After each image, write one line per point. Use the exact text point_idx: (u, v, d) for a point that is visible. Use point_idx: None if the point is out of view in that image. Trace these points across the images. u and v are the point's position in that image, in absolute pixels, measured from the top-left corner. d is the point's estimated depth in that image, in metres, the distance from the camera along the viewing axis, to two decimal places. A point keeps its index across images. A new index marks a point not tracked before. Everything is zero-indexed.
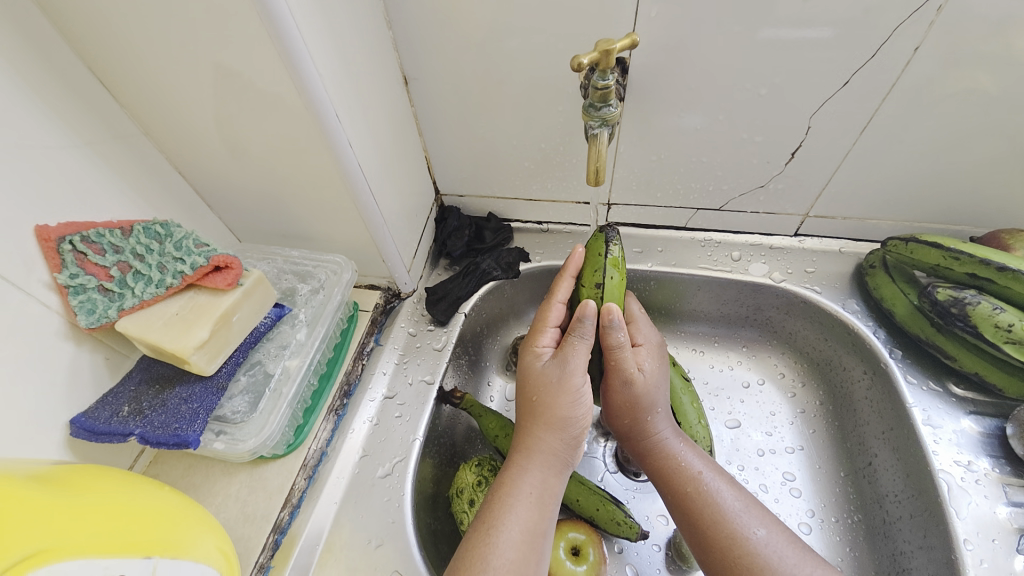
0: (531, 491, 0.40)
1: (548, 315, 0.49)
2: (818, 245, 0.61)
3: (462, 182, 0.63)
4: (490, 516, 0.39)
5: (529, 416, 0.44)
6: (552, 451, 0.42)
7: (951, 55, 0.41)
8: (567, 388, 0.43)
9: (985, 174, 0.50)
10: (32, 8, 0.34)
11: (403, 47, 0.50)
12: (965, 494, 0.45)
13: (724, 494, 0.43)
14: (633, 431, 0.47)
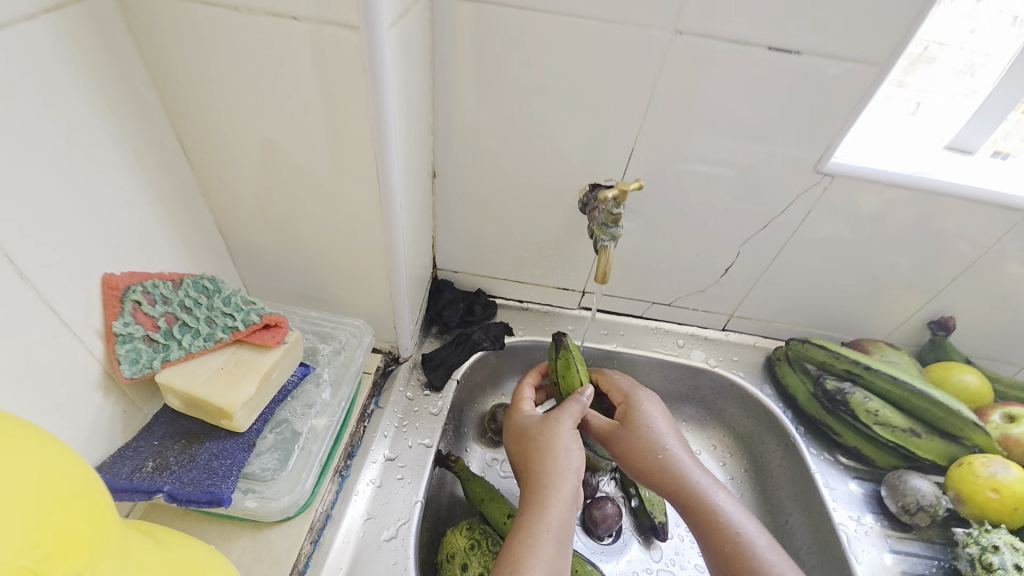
0: (549, 531, 0.44)
1: (522, 391, 0.60)
2: (740, 339, 0.77)
3: (460, 260, 0.72)
4: (512, 559, 0.43)
5: (540, 465, 0.49)
6: (564, 491, 0.47)
7: (826, 217, 0.62)
8: (567, 434, 0.51)
9: (848, 296, 0.70)
10: (151, 85, 0.38)
11: (440, 150, 0.60)
12: (859, 543, 0.59)
13: (749, 531, 0.47)
14: (661, 471, 0.51)
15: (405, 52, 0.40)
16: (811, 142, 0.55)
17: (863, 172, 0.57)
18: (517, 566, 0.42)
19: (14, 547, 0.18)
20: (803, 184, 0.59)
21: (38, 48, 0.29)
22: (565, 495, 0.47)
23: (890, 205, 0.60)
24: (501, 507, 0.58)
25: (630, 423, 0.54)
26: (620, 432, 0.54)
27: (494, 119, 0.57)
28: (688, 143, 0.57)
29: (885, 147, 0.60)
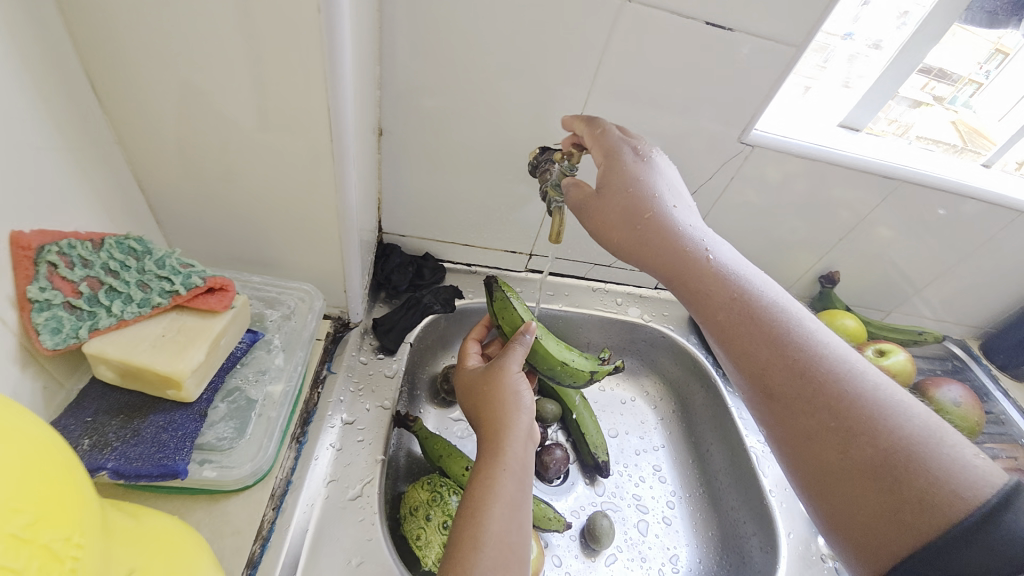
0: (507, 468, 0.46)
1: (468, 346, 0.62)
2: (670, 296, 0.84)
3: (408, 223, 0.70)
4: (475, 499, 0.44)
5: (492, 410, 0.51)
6: (517, 430, 0.49)
7: (745, 184, 0.69)
8: (511, 374, 0.53)
9: (760, 256, 0.80)
10: (51, 7, 0.33)
11: (387, 105, 0.58)
12: (766, 459, 0.69)
13: (749, 284, 0.43)
14: (645, 234, 0.46)
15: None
16: (738, 115, 0.61)
17: (778, 143, 0.64)
18: (479, 503, 0.44)
19: None
20: (728, 153, 0.65)
21: None
22: (519, 429, 0.49)
23: (795, 176, 0.68)
24: (460, 461, 0.61)
25: (607, 161, 0.48)
26: (597, 200, 0.49)
27: (445, 77, 0.56)
28: (631, 112, 0.60)
29: (794, 122, 0.68)
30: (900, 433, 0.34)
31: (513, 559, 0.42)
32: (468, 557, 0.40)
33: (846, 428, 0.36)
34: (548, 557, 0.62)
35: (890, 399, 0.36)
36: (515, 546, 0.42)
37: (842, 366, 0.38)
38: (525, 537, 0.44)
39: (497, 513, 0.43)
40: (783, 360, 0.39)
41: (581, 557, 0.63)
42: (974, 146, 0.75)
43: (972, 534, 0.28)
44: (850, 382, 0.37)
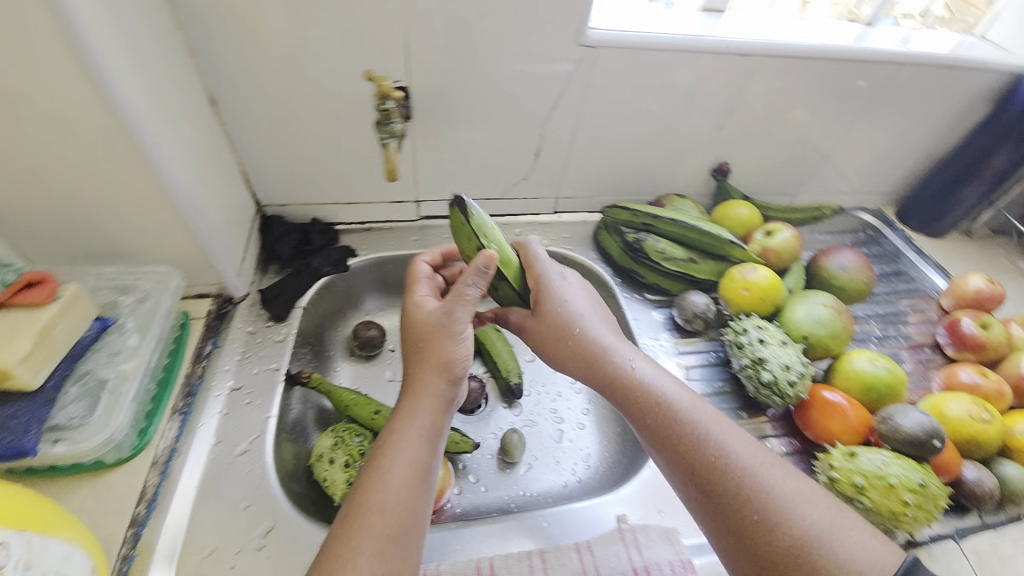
0: (418, 430, 0.45)
1: (418, 269, 0.57)
2: (572, 218, 0.84)
3: (282, 192, 0.70)
4: (376, 467, 0.43)
5: (417, 366, 0.49)
6: (438, 391, 0.48)
7: (608, 88, 0.66)
8: (450, 330, 0.49)
9: (650, 162, 0.79)
10: None
11: (206, 71, 0.56)
12: (655, 352, 0.70)
13: (691, 404, 0.47)
14: (580, 351, 0.52)
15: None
16: (569, 14, 0.58)
17: (622, 40, 0.61)
18: (377, 472, 0.43)
19: None
20: (575, 59, 0.62)
21: None
22: (438, 397, 0.48)
23: (656, 70, 0.66)
24: (367, 406, 0.64)
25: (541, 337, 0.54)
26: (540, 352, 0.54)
27: (254, 29, 0.54)
28: (460, 32, 0.57)
29: (641, 16, 0.65)
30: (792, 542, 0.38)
31: (408, 531, 0.41)
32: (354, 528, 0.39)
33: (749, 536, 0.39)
34: (466, 476, 0.67)
35: (812, 523, 0.39)
36: (409, 516, 0.41)
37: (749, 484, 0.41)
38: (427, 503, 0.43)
39: (393, 488, 0.42)
40: (726, 487, 0.42)
41: (497, 471, 0.68)
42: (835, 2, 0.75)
43: None
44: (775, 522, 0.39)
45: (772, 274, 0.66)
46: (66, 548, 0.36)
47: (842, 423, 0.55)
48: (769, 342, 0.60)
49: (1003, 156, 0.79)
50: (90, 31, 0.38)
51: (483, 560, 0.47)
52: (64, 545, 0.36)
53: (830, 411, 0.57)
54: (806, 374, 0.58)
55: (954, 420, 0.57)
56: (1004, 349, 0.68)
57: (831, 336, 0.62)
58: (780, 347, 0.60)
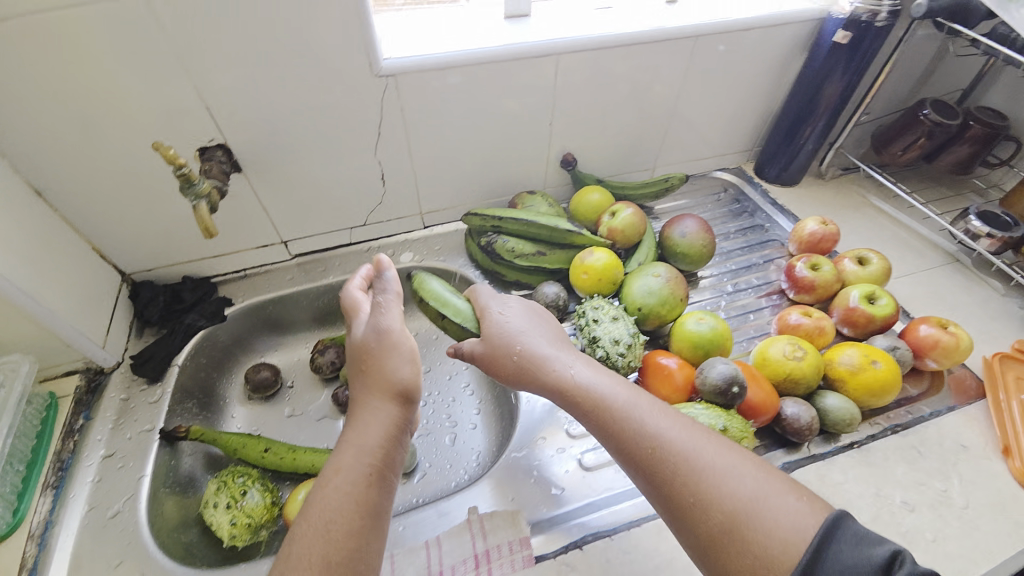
0: (371, 454, 0.45)
1: (352, 283, 0.59)
2: (442, 229, 0.88)
3: (145, 259, 0.73)
4: (320, 497, 0.43)
5: (366, 391, 0.50)
6: (386, 414, 0.48)
7: (423, 108, 0.71)
8: (388, 348, 0.51)
9: (498, 164, 0.83)
10: None
11: (23, 167, 0.58)
12: None
13: (622, 392, 0.48)
14: (525, 366, 0.53)
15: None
16: (356, 51, 0.62)
17: (413, 64, 0.65)
18: (315, 512, 0.42)
19: None
20: (377, 88, 0.66)
21: None
22: (382, 423, 0.48)
23: (462, 82, 0.70)
24: (256, 446, 0.68)
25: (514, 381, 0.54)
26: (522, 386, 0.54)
27: (54, 121, 0.57)
28: (256, 84, 0.61)
29: (435, 37, 0.69)
30: (725, 505, 0.38)
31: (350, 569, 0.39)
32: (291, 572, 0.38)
33: (690, 504, 0.40)
34: None
35: (744, 497, 0.38)
36: (350, 555, 0.40)
37: (683, 454, 0.42)
38: (377, 539, 0.42)
39: (333, 527, 0.41)
40: (664, 462, 0.42)
41: None
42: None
43: None
44: (710, 488, 0.39)
45: (609, 255, 0.70)
46: None
47: (668, 384, 0.60)
48: (603, 320, 0.64)
49: (834, 86, 0.81)
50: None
51: None
52: None
53: (659, 374, 0.62)
54: (635, 345, 0.62)
55: (774, 363, 0.62)
56: (836, 285, 0.73)
57: (662, 305, 0.66)
58: (613, 323, 0.64)
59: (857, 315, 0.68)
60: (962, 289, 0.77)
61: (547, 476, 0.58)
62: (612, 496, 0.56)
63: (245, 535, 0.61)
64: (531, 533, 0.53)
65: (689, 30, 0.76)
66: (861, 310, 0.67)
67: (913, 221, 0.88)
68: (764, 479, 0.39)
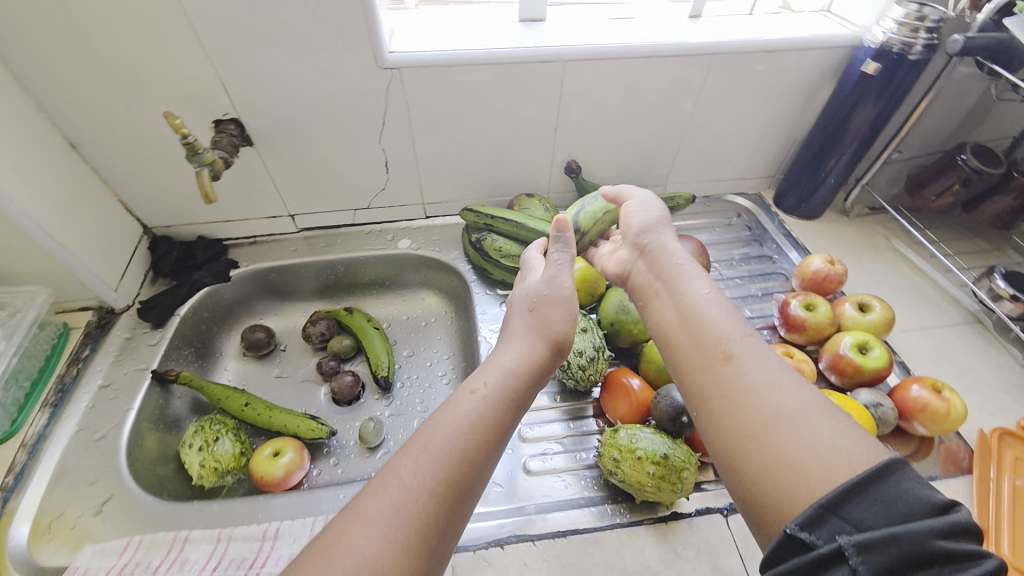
0: (505, 379, 0.47)
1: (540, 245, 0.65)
2: (442, 221, 0.90)
3: (166, 215, 0.80)
4: (452, 397, 0.45)
5: (514, 336, 0.53)
6: (535, 354, 0.51)
7: (427, 101, 0.73)
8: (559, 296, 0.55)
9: (502, 164, 0.84)
10: None
11: (59, 120, 0.65)
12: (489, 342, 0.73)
13: (723, 309, 0.46)
14: (658, 270, 0.54)
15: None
16: (363, 42, 0.64)
17: (417, 59, 0.67)
18: (454, 409, 0.43)
19: None
20: (382, 80, 0.69)
21: None
22: (533, 359, 0.50)
23: (466, 80, 0.71)
24: (238, 399, 0.73)
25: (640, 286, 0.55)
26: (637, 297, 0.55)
27: (86, 82, 0.63)
28: (268, 66, 0.65)
29: (444, 35, 0.71)
30: (764, 408, 0.38)
31: (472, 475, 0.40)
32: (422, 453, 0.39)
33: (733, 402, 0.40)
34: (326, 460, 0.74)
35: (791, 407, 0.37)
36: (477, 464, 0.40)
37: (749, 367, 0.41)
38: (491, 462, 0.42)
39: (470, 430, 0.42)
40: (724, 366, 0.42)
41: (354, 454, 0.74)
42: (666, 5, 0.82)
43: (868, 488, 0.31)
44: (765, 395, 0.39)
45: (591, 266, 0.70)
46: None
47: (623, 403, 0.59)
48: None
49: (865, 112, 0.76)
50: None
51: (268, 526, 0.54)
52: None
53: (617, 392, 0.61)
54: (597, 358, 0.62)
55: None
56: (829, 329, 0.69)
57: (635, 323, 0.65)
58: (579, 333, 0.63)
59: (844, 363, 0.64)
60: (977, 353, 0.71)
61: (491, 472, 0.59)
62: (550, 504, 0.56)
63: (211, 478, 0.66)
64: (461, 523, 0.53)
65: (707, 47, 0.74)
66: (849, 359, 0.64)
67: (937, 272, 0.82)
68: (859, 434, 0.35)
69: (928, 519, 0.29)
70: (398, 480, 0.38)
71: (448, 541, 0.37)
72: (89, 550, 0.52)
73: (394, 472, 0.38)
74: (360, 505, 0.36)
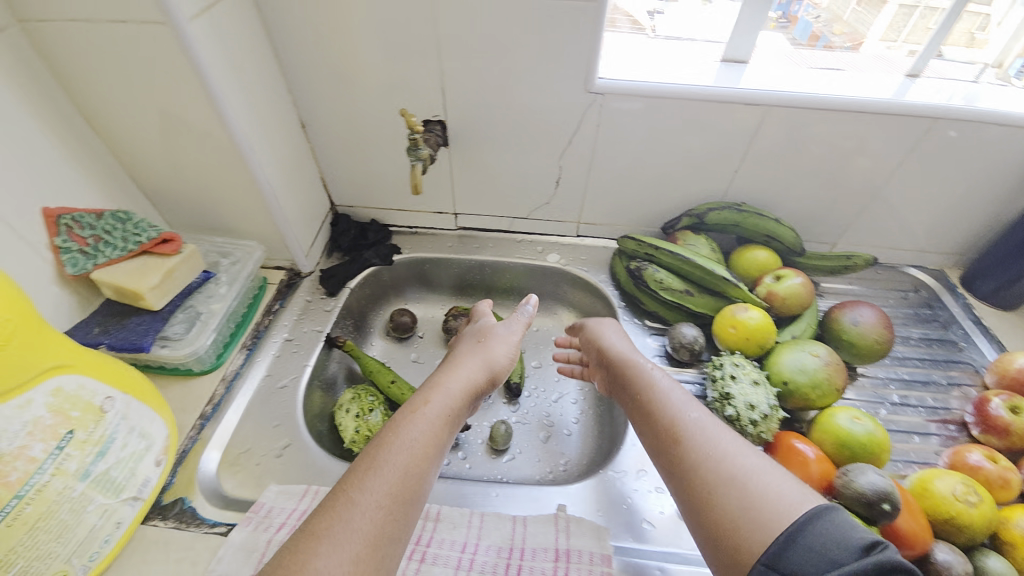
0: (448, 406, 0.52)
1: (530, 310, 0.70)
2: (591, 242, 0.91)
3: (351, 196, 0.88)
4: (398, 421, 0.49)
5: (452, 364, 0.60)
6: (474, 381, 0.58)
7: (618, 129, 0.74)
8: (500, 346, 0.64)
9: (669, 197, 0.83)
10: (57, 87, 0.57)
11: (299, 103, 0.74)
12: None
13: (678, 396, 0.51)
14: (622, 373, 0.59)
15: (215, 21, 0.55)
16: (581, 66, 0.67)
17: (623, 86, 0.69)
18: (399, 431, 0.47)
19: None
20: (583, 103, 0.71)
21: None
22: (467, 382, 0.57)
23: (664, 112, 0.72)
24: (386, 375, 0.78)
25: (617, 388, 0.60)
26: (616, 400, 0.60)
27: (330, 71, 0.71)
28: (484, 74, 0.69)
29: (650, 66, 0.72)
30: (720, 467, 0.42)
31: (414, 489, 0.44)
32: (370, 474, 0.43)
33: (699, 474, 0.43)
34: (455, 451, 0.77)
35: (737, 469, 0.41)
36: (422, 477, 0.45)
37: (707, 435, 0.45)
38: (432, 477, 0.47)
39: (418, 447, 0.46)
40: (685, 438, 0.46)
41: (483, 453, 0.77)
42: (877, 60, 0.78)
43: (788, 540, 0.36)
44: (723, 462, 0.42)
45: (764, 317, 0.67)
46: (158, 428, 0.53)
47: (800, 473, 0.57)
48: (739, 379, 0.61)
49: None
50: (212, 74, 0.56)
51: (431, 507, 0.56)
52: (157, 426, 0.53)
53: (792, 459, 0.58)
54: (771, 416, 0.58)
55: (936, 497, 0.54)
56: None
57: (813, 387, 0.61)
58: (750, 386, 0.60)
59: None
60: None
61: (639, 508, 0.58)
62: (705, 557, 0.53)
63: (361, 444, 0.70)
64: (615, 554, 0.53)
65: (932, 108, 0.69)
66: None
67: None
68: None
69: (852, 563, 0.33)
70: (355, 501, 0.41)
71: (398, 546, 0.41)
72: (273, 490, 0.56)
73: (346, 496, 0.42)
74: (317, 527, 0.39)
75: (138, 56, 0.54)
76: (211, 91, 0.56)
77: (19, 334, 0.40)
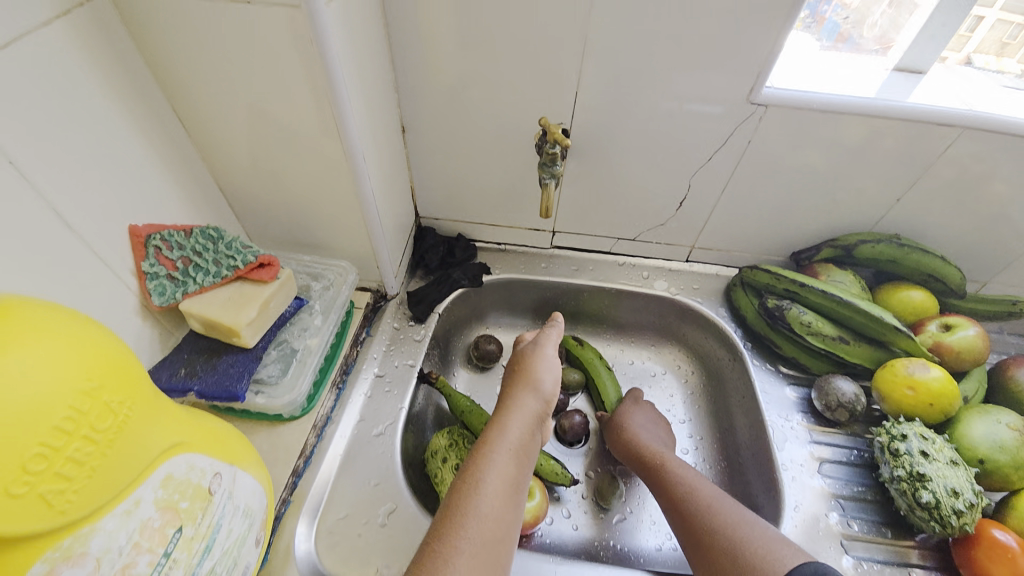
0: (513, 440, 0.49)
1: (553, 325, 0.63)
2: (702, 269, 0.81)
3: (439, 208, 0.79)
4: (470, 463, 0.47)
5: (505, 391, 0.56)
6: (528, 405, 0.53)
7: (770, 146, 0.64)
8: (540, 361, 0.58)
9: (807, 225, 0.73)
10: (151, 78, 0.47)
11: (404, 104, 0.66)
12: (784, 434, 0.63)
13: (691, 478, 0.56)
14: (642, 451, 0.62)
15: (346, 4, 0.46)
16: (746, 73, 0.58)
17: (793, 99, 0.59)
18: (474, 475, 0.46)
19: (70, 389, 0.27)
20: (738, 116, 0.62)
21: (59, 63, 0.38)
22: (522, 412, 0.52)
23: (831, 131, 0.62)
24: (480, 417, 0.67)
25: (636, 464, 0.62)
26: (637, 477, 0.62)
27: (447, 67, 0.61)
28: (629, 78, 0.60)
29: (814, 76, 0.63)
30: (733, 539, 0.47)
31: (503, 530, 0.43)
32: (457, 524, 0.42)
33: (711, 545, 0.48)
34: (558, 507, 0.68)
35: (740, 538, 0.47)
36: (505, 518, 0.44)
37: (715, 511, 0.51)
38: (516, 516, 0.45)
39: (493, 489, 0.45)
40: (697, 515, 0.52)
41: (589, 512, 0.68)
42: None
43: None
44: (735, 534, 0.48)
45: (947, 377, 0.57)
46: (261, 502, 0.44)
47: (1009, 572, 0.47)
48: (933, 457, 0.52)
49: None
50: (339, 67, 0.46)
51: None
52: (261, 500, 0.44)
53: (996, 553, 0.48)
54: (977, 505, 0.49)
55: None
56: None
57: (1017, 469, 0.52)
58: (948, 466, 0.51)
59: None
60: None
61: None
62: None
63: None
64: None
65: None
66: None
67: None
68: None
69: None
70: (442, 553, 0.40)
71: None
72: None
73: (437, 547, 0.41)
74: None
75: (254, 43, 0.44)
76: (335, 87, 0.47)
77: (130, 417, 0.31)
